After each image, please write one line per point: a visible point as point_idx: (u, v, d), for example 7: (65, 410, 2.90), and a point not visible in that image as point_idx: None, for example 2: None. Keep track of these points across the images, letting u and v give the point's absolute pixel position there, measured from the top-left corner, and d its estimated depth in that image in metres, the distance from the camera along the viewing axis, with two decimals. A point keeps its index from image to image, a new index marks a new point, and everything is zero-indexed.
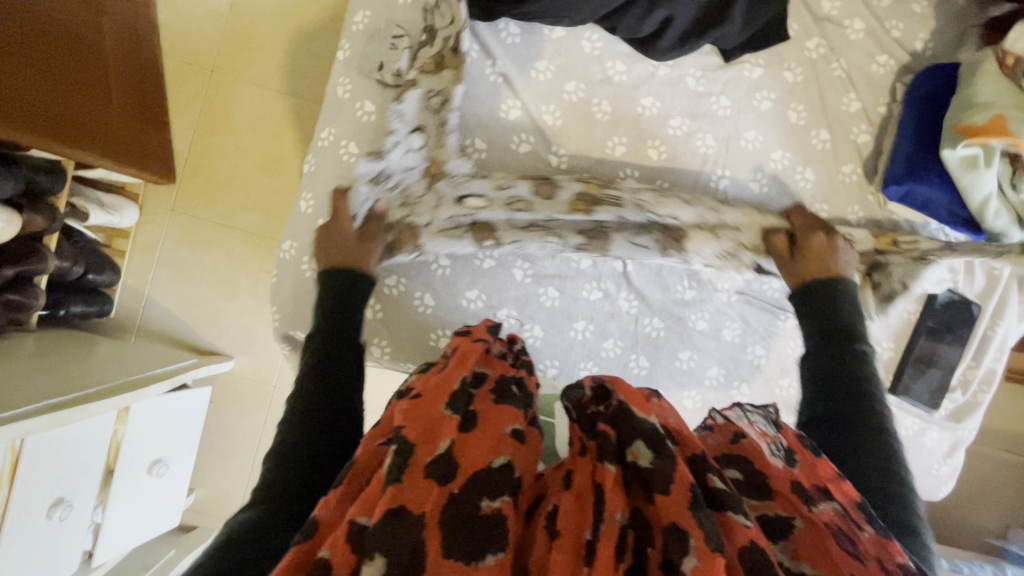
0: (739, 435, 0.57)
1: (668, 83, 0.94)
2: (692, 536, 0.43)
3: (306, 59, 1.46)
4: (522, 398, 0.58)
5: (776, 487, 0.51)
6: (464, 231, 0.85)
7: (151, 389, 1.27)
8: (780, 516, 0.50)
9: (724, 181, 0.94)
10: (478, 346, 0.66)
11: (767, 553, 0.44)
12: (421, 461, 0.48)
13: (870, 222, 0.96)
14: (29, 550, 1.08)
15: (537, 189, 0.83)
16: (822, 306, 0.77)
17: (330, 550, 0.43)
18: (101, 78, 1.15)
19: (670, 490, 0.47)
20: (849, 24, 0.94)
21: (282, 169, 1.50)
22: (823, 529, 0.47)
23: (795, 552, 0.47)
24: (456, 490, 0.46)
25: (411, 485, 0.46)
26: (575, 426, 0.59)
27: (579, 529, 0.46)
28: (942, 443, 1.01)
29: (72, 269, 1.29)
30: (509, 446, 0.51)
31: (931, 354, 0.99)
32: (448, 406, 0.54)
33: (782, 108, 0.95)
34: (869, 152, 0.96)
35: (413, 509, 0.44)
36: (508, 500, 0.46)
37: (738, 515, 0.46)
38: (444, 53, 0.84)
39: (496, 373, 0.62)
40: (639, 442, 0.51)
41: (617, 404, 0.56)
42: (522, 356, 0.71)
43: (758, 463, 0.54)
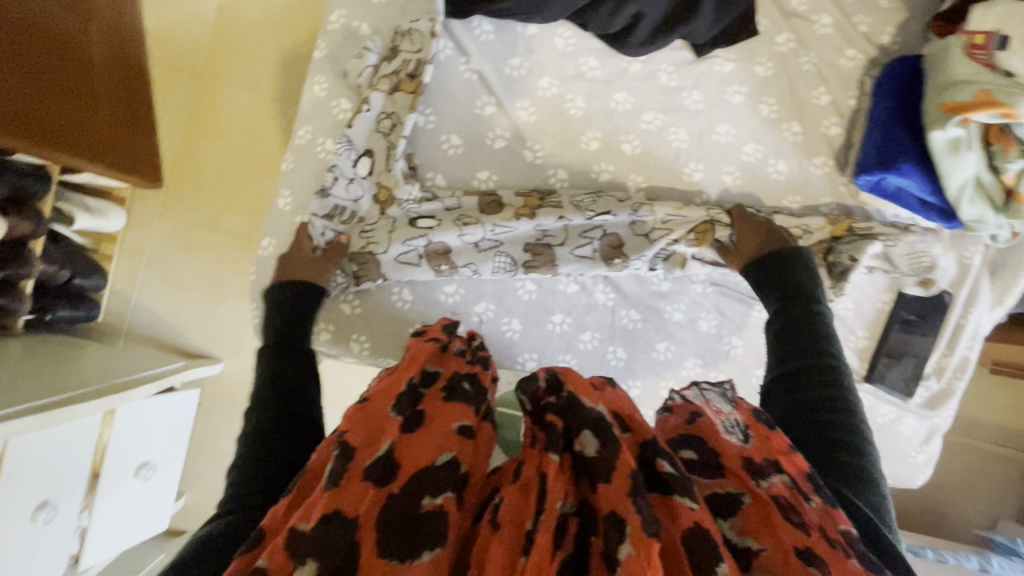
0: (695, 415, 0.58)
1: (640, 78, 0.95)
2: (629, 524, 0.43)
3: (294, 62, 1.47)
4: (472, 394, 0.57)
5: (727, 463, 0.53)
6: (419, 257, 0.89)
7: (138, 392, 1.27)
8: (730, 493, 0.51)
9: (698, 174, 0.96)
10: (429, 346, 0.66)
11: (710, 532, 0.45)
12: (360, 464, 0.49)
13: (842, 214, 0.97)
14: (15, 554, 1.08)
15: (482, 204, 0.91)
16: (775, 271, 0.78)
17: (268, 560, 0.43)
18: (89, 82, 1.16)
19: (611, 479, 0.47)
20: (817, 19, 0.96)
21: (270, 173, 1.50)
22: (769, 503, 0.49)
23: (743, 528, 0.49)
24: (395, 490, 0.47)
25: (349, 489, 0.47)
26: (530, 420, 0.58)
27: (520, 521, 0.47)
28: (918, 430, 1.02)
29: (59, 273, 1.30)
30: (454, 442, 0.51)
31: (905, 343, 1.00)
32: (394, 407, 0.54)
33: (754, 102, 0.96)
34: (840, 144, 0.97)
35: (347, 512, 0.45)
36: (451, 497, 0.47)
37: (682, 497, 0.47)
38: (403, 75, 0.89)
39: (449, 369, 0.62)
40: (585, 430, 0.51)
41: (568, 395, 0.55)
42: (480, 352, 0.69)
43: (711, 443, 0.55)
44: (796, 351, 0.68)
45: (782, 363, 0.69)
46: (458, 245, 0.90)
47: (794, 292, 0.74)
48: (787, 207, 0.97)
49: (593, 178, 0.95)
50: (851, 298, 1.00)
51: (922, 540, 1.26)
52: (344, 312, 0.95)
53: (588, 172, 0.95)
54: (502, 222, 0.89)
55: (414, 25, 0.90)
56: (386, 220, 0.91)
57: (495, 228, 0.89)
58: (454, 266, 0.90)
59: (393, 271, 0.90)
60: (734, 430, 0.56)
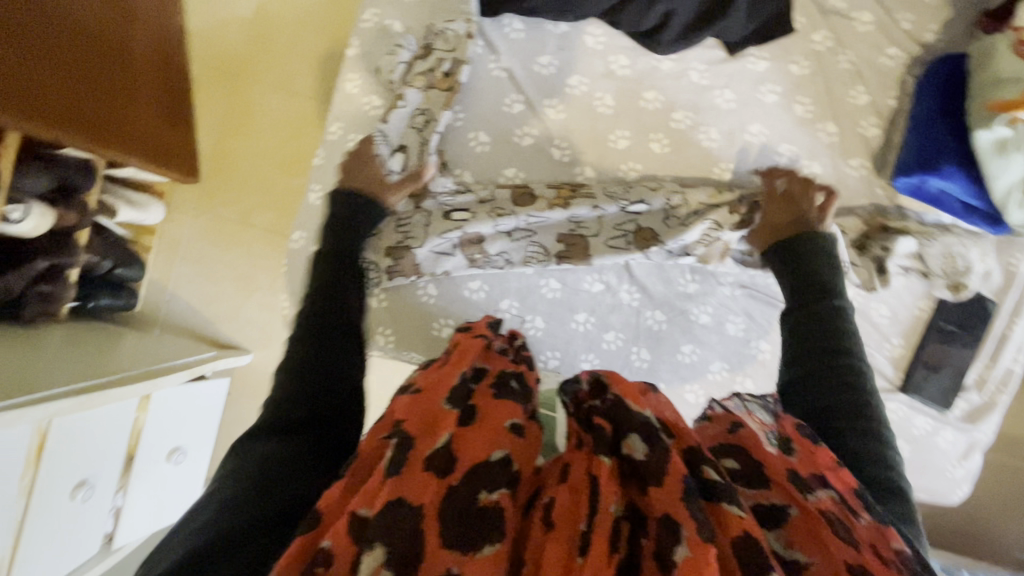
0: (736, 425, 0.57)
1: (671, 77, 0.94)
2: (684, 527, 0.44)
3: (328, 61, 1.50)
4: (520, 392, 0.60)
5: (772, 474, 0.52)
6: (454, 246, 0.90)
7: (169, 378, 1.31)
8: (775, 504, 0.50)
9: (728, 174, 0.94)
10: (477, 343, 0.68)
11: (759, 542, 0.44)
12: (420, 455, 0.50)
13: (878, 217, 0.94)
14: (55, 530, 1.13)
15: (517, 198, 0.90)
16: (794, 259, 0.76)
17: (333, 542, 0.45)
18: (131, 79, 1.21)
19: (663, 482, 0.48)
20: (857, 16, 0.93)
21: (300, 169, 1.54)
22: (817, 517, 0.47)
23: (789, 540, 0.48)
24: (456, 482, 0.48)
25: (411, 478, 0.48)
26: (575, 422, 0.60)
27: (574, 521, 0.47)
28: (957, 445, 0.98)
29: (101, 264, 1.38)
30: (508, 440, 0.52)
31: (944, 353, 0.96)
32: (448, 401, 0.56)
33: (788, 101, 0.94)
34: (878, 146, 0.94)
35: (411, 500, 0.46)
36: (506, 493, 0.48)
37: (731, 505, 0.47)
38: (437, 73, 0.90)
39: (496, 367, 0.64)
40: (634, 435, 0.53)
41: (614, 397, 0.58)
42: (522, 352, 0.73)
43: (756, 454, 0.54)
44: (822, 349, 0.66)
45: (795, 371, 0.67)
46: (491, 233, 0.90)
47: (818, 284, 0.72)
48: None
49: (621, 176, 0.94)
50: (886, 305, 0.96)
51: (959, 560, 1.20)
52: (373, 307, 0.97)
53: (616, 170, 0.94)
54: (537, 211, 0.89)
55: (449, 25, 0.91)
56: (421, 213, 0.90)
57: (529, 216, 0.88)
58: (488, 255, 0.91)
59: (428, 264, 0.90)
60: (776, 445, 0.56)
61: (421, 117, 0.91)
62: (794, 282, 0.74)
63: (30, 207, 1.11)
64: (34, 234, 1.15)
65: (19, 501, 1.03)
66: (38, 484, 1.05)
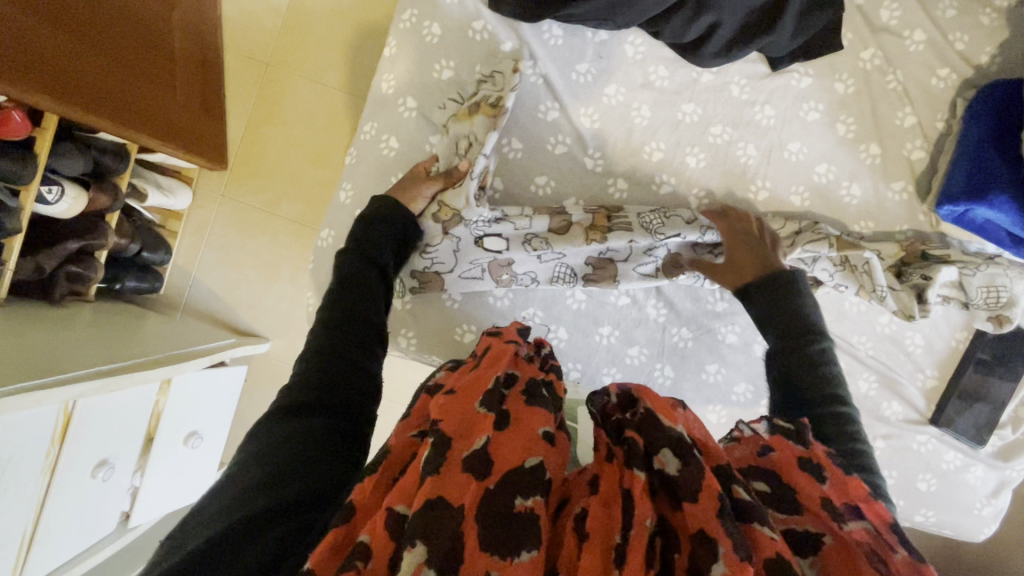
0: (767, 448, 0.55)
1: (711, 89, 0.92)
2: (720, 544, 0.44)
3: (360, 56, 1.50)
4: (550, 401, 0.60)
5: (806, 501, 0.50)
6: (483, 270, 0.90)
7: (191, 364, 1.33)
8: (809, 531, 0.48)
9: (764, 193, 0.92)
10: (510, 347, 0.67)
11: (791, 567, 0.43)
12: (457, 455, 0.50)
13: (918, 243, 0.92)
14: (75, 506, 1.16)
15: (552, 224, 0.87)
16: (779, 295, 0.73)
17: (371, 538, 0.45)
18: (168, 67, 1.23)
19: (697, 498, 0.47)
20: (909, 35, 0.90)
21: (327, 162, 1.55)
22: (853, 547, 0.46)
23: (824, 569, 0.47)
24: (493, 486, 0.48)
25: (451, 478, 0.48)
26: (603, 433, 0.59)
27: (608, 533, 0.47)
28: (987, 482, 0.96)
29: (130, 246, 1.39)
30: (542, 447, 0.53)
31: (980, 387, 0.92)
32: (482, 404, 0.55)
33: (830, 120, 0.92)
34: (922, 170, 0.92)
35: (453, 501, 0.47)
36: (540, 500, 0.48)
37: (764, 527, 0.46)
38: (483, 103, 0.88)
39: (525, 374, 0.63)
40: (666, 449, 0.52)
41: (644, 411, 0.56)
42: (550, 361, 0.73)
43: (786, 479, 0.52)
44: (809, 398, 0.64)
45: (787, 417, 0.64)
46: (524, 259, 0.88)
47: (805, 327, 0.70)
48: (858, 233, 0.93)
49: (653, 190, 0.93)
50: (922, 333, 0.93)
51: None
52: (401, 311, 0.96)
53: (649, 184, 0.93)
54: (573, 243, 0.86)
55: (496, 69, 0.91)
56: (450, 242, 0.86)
57: (561, 249, 0.87)
58: (515, 275, 0.91)
59: (458, 285, 0.91)
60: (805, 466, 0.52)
61: (464, 140, 0.89)
62: (779, 325, 0.71)
63: (64, 188, 1.11)
64: (68, 214, 1.17)
65: (43, 477, 1.05)
66: (62, 460, 1.08)
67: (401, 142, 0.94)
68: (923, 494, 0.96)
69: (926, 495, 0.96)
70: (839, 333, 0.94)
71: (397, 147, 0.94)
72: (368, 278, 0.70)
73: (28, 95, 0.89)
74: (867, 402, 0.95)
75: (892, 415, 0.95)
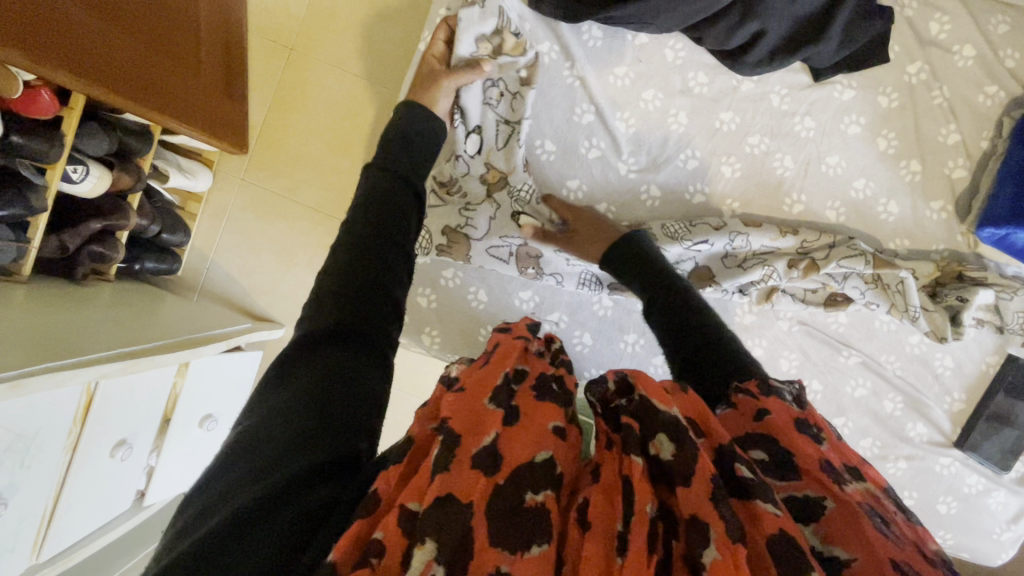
0: (762, 412, 0.55)
1: (750, 98, 0.90)
2: (714, 527, 0.44)
3: (383, 42, 1.49)
4: (561, 396, 0.61)
5: (804, 465, 0.50)
6: (509, 254, 0.90)
7: (209, 348, 1.33)
8: (809, 496, 0.48)
9: (799, 207, 0.92)
10: (518, 343, 0.68)
11: (797, 540, 0.43)
12: (466, 453, 0.50)
13: (954, 263, 0.91)
14: (94, 484, 1.17)
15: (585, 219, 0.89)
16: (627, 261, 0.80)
17: (383, 534, 0.44)
18: (194, 50, 1.22)
19: (690, 484, 0.47)
20: (958, 49, 0.88)
21: (349, 151, 1.54)
22: (855, 507, 0.45)
23: (828, 535, 0.45)
24: (501, 481, 0.48)
25: (459, 475, 0.48)
26: (603, 422, 0.61)
27: (610, 522, 0.47)
28: (1008, 507, 0.95)
29: (150, 228, 1.38)
30: (551, 441, 0.53)
31: (1010, 415, 0.91)
32: (492, 401, 0.56)
33: (871, 135, 0.90)
34: (963, 189, 0.90)
35: (460, 497, 0.46)
36: (551, 495, 0.49)
37: (767, 504, 0.46)
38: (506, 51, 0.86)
39: (536, 370, 0.65)
40: (661, 434, 0.51)
41: (640, 398, 0.56)
42: (559, 356, 0.73)
43: (783, 443, 0.52)
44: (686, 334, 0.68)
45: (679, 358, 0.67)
46: (551, 255, 0.90)
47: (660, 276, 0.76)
48: (892, 251, 0.92)
49: (686, 200, 0.93)
50: (952, 355, 0.92)
51: None
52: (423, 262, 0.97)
53: (681, 193, 0.93)
54: None
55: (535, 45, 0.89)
56: (489, 204, 0.89)
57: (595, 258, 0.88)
58: (540, 271, 0.92)
59: (481, 258, 0.91)
60: (799, 429, 0.52)
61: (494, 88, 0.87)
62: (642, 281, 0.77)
63: (89, 167, 1.11)
64: (94, 194, 1.16)
65: (63, 455, 1.07)
66: (83, 440, 1.09)
67: None
68: (942, 516, 0.95)
69: (945, 517, 0.96)
70: (867, 351, 0.93)
71: None
72: (386, 234, 0.65)
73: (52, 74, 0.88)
74: (891, 422, 0.94)
75: (916, 436, 0.94)
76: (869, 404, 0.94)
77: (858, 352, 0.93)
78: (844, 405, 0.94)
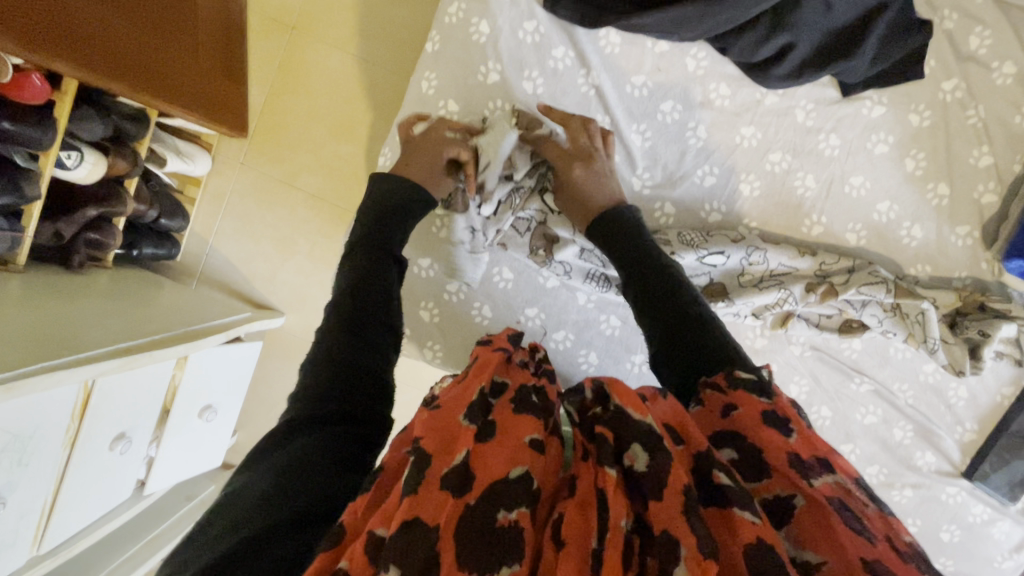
0: (729, 408, 0.56)
1: (774, 112, 0.86)
2: (682, 544, 0.44)
3: (384, 22, 1.43)
4: (540, 408, 0.59)
5: (772, 462, 0.50)
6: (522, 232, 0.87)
7: (209, 341, 1.30)
8: (781, 496, 0.49)
9: (818, 228, 0.89)
10: (497, 355, 0.66)
11: (773, 548, 0.43)
12: (436, 473, 0.49)
13: (976, 292, 0.89)
14: (94, 477, 1.16)
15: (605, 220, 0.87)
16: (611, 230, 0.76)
17: (348, 561, 0.42)
18: (188, 27, 1.15)
19: (663, 499, 0.47)
20: (998, 66, 0.83)
21: (350, 135, 1.49)
22: (823, 504, 0.46)
23: (798, 537, 0.46)
24: (472, 501, 0.47)
25: (428, 497, 0.47)
26: (579, 430, 0.60)
27: (584, 538, 0.46)
28: (1011, 536, 0.96)
29: (148, 213, 1.34)
30: (528, 456, 0.52)
31: (1021, 448, 0.91)
32: (467, 416, 0.55)
33: (898, 155, 0.86)
34: (991, 215, 0.87)
35: (427, 520, 0.45)
36: (525, 512, 0.47)
37: (743, 511, 0.46)
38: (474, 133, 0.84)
39: (517, 381, 0.63)
40: (635, 445, 0.52)
41: (615, 406, 0.57)
42: (544, 365, 0.70)
43: (751, 438, 0.53)
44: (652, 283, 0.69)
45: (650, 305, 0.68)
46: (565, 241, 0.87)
47: (641, 264, 0.72)
48: (912, 277, 0.89)
49: (701, 218, 0.90)
50: (966, 386, 0.92)
51: None
52: (417, 277, 0.95)
53: (697, 211, 0.89)
54: None
55: (555, 53, 0.86)
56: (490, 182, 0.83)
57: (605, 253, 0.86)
58: (551, 256, 0.89)
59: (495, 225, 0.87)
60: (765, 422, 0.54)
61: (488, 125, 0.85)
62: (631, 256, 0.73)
63: (84, 153, 1.07)
64: (88, 180, 1.12)
65: (62, 450, 1.05)
66: (82, 436, 1.07)
67: (462, 106, 0.88)
68: (945, 544, 0.97)
69: (947, 544, 0.97)
70: (880, 379, 0.93)
71: (457, 113, 0.88)
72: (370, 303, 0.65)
73: (35, 56, 0.81)
74: (899, 450, 0.95)
75: (924, 465, 0.95)
76: (878, 432, 0.94)
77: (870, 380, 0.92)
78: (852, 432, 0.94)
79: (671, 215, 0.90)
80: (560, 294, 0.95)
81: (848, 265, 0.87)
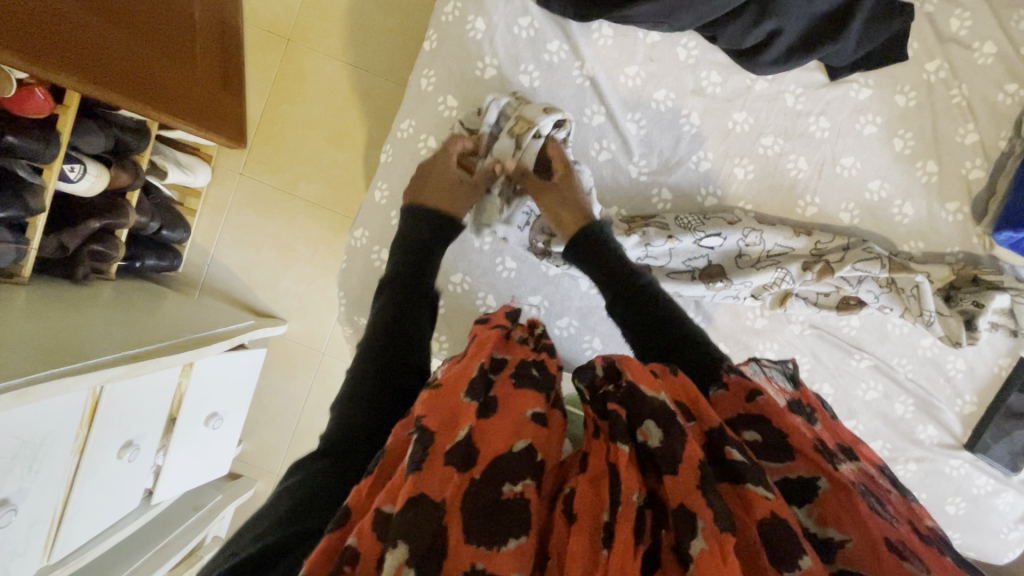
0: (755, 392, 0.57)
1: (764, 98, 0.89)
2: (700, 517, 0.46)
3: (379, 29, 1.46)
4: (541, 380, 0.60)
5: (797, 445, 0.53)
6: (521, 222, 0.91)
7: (214, 347, 1.31)
8: (804, 477, 0.52)
9: (812, 209, 0.91)
10: (494, 333, 0.67)
11: (788, 522, 0.46)
12: (441, 448, 0.51)
13: (969, 266, 0.91)
14: (102, 486, 1.16)
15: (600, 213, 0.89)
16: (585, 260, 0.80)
17: (358, 539, 0.45)
18: (187, 40, 1.17)
19: (678, 471, 0.49)
20: (979, 46, 0.86)
21: (348, 143, 1.51)
22: (848, 488, 0.49)
23: (822, 517, 0.50)
24: (476, 476, 0.49)
25: (432, 473, 0.48)
26: (589, 407, 0.61)
27: (597, 513, 0.48)
28: (1015, 507, 0.98)
29: (150, 224, 1.35)
30: (530, 430, 0.53)
31: (1019, 418, 0.93)
32: (468, 393, 0.56)
33: (887, 135, 0.89)
34: (980, 191, 0.89)
35: (433, 496, 0.47)
36: (530, 484, 0.49)
37: (756, 486, 0.48)
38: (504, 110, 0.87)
39: (515, 358, 0.63)
40: (649, 421, 0.53)
41: (626, 382, 0.57)
42: (543, 339, 0.69)
43: (775, 423, 0.55)
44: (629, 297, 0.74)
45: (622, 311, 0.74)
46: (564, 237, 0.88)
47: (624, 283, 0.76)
48: (906, 254, 0.92)
49: (698, 202, 0.92)
50: (964, 358, 0.94)
51: None
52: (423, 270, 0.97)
53: (693, 196, 0.92)
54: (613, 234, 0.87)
55: (551, 48, 0.88)
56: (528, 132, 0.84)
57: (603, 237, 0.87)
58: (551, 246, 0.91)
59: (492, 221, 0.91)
60: (791, 410, 0.58)
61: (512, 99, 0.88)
62: (607, 279, 0.77)
63: (87, 166, 1.08)
64: (88, 193, 1.14)
65: (72, 458, 1.05)
66: (91, 443, 1.07)
67: (460, 101, 0.90)
68: (950, 516, 0.98)
69: (953, 517, 0.99)
70: (879, 354, 0.95)
71: (456, 107, 0.90)
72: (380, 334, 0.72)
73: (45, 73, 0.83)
74: (901, 424, 0.96)
75: (926, 438, 0.96)
76: (880, 407, 0.96)
77: (870, 355, 0.94)
78: (854, 408, 0.96)
79: (669, 203, 0.92)
80: (562, 282, 0.97)
81: (843, 244, 0.89)
